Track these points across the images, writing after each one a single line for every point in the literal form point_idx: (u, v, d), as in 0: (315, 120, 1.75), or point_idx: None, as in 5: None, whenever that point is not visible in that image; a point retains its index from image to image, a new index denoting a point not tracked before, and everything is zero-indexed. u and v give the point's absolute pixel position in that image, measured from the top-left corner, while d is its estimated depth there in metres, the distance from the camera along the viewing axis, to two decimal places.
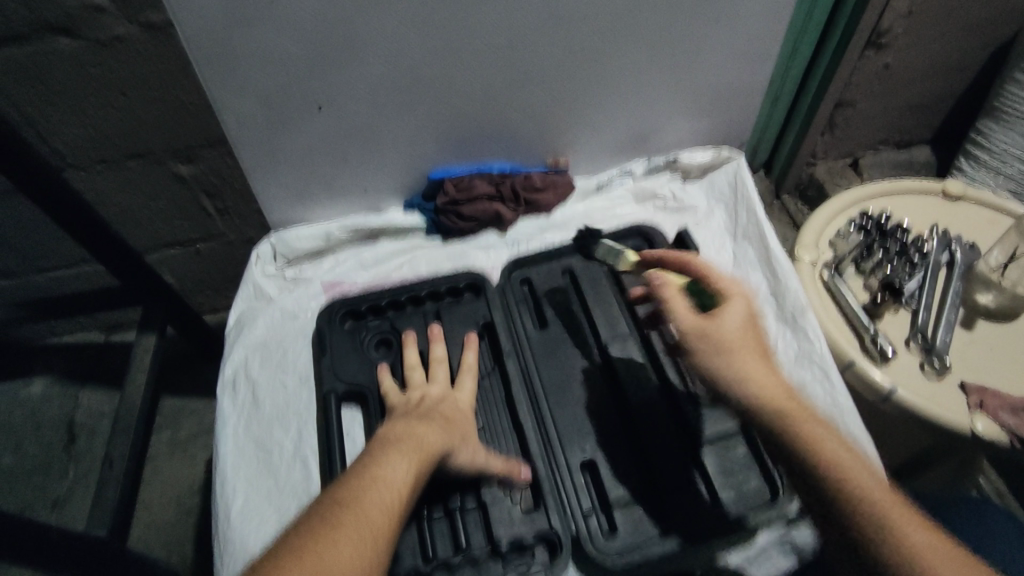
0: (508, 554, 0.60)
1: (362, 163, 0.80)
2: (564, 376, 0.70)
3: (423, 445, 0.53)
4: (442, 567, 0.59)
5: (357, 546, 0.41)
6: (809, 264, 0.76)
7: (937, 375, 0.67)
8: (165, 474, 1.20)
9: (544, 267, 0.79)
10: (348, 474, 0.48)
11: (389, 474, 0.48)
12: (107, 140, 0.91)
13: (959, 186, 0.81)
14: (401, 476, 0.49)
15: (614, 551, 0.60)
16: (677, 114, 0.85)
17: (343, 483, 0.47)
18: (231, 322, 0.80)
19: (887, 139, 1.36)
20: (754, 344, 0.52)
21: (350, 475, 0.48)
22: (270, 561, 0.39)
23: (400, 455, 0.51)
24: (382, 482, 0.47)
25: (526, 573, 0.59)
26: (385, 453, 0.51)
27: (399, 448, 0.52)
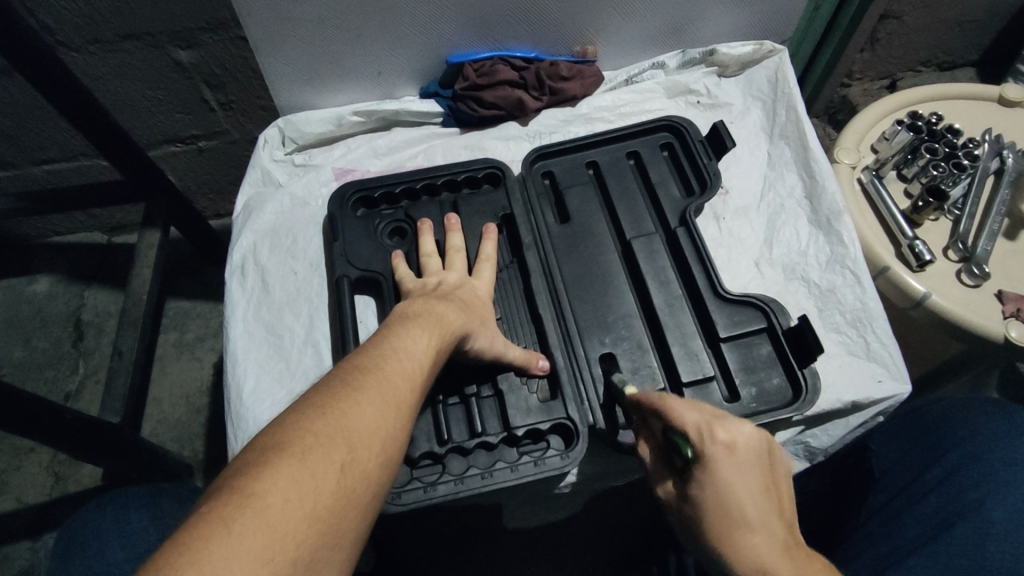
0: (523, 441, 0.60)
1: (378, 42, 0.75)
2: (585, 268, 0.68)
3: (443, 324, 0.52)
4: (456, 450, 0.59)
5: (381, 406, 0.40)
6: (849, 167, 0.72)
7: (974, 282, 0.64)
8: (174, 373, 1.20)
9: (564, 158, 0.75)
10: (369, 343, 0.46)
11: (410, 346, 0.47)
12: (101, 18, 0.85)
13: (1017, 92, 0.76)
14: (422, 350, 0.47)
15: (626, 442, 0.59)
16: (717, 6, 0.78)
17: (365, 352, 0.45)
18: (239, 208, 0.77)
19: (930, 60, 1.28)
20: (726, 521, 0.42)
21: (370, 345, 0.46)
22: (291, 412, 0.38)
23: (421, 330, 0.49)
24: (404, 353, 0.46)
25: (542, 459, 0.58)
26: (406, 326, 0.49)
27: (420, 324, 0.50)
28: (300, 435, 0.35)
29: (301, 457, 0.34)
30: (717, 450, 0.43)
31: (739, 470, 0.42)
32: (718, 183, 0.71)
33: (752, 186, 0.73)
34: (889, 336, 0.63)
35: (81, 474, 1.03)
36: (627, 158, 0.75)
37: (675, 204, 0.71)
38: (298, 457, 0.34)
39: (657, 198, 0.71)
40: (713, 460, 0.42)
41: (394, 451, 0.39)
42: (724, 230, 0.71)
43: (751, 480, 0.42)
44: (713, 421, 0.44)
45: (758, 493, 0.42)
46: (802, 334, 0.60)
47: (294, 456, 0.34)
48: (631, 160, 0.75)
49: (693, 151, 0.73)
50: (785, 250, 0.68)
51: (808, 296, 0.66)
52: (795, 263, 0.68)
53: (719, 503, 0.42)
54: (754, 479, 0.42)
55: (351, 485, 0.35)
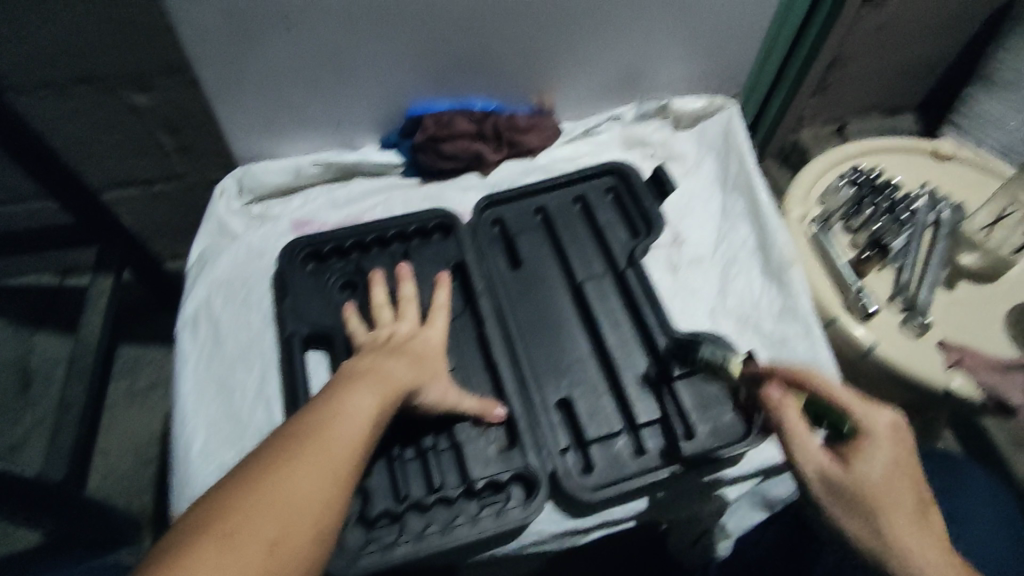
0: (484, 493, 0.59)
1: (337, 93, 0.75)
2: (538, 315, 0.69)
3: (388, 381, 0.51)
4: (415, 507, 0.58)
5: (314, 477, 0.39)
6: (798, 218, 0.75)
7: (917, 333, 0.67)
8: (125, 422, 1.16)
9: (514, 205, 0.76)
10: (309, 407, 0.45)
11: (352, 408, 0.46)
12: (52, 64, 0.83)
13: (949, 146, 0.80)
14: (365, 411, 0.46)
15: (587, 488, 0.59)
16: (670, 60, 0.82)
17: (303, 417, 0.44)
18: (192, 259, 0.75)
19: (875, 105, 1.35)
20: (896, 500, 0.44)
21: (311, 409, 0.45)
22: (220, 489, 0.37)
23: (365, 390, 0.48)
24: (345, 416, 0.45)
25: (503, 510, 0.57)
26: (350, 385, 0.48)
27: (363, 383, 0.49)
28: (225, 515, 0.35)
29: (221, 542, 0.33)
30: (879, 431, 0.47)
31: (888, 446, 0.46)
32: (660, 224, 0.73)
33: (707, 238, 0.75)
34: (837, 377, 0.64)
35: (19, 535, 0.97)
36: (574, 201, 0.77)
37: (623, 244, 0.73)
38: (220, 541, 0.33)
39: (606, 241, 0.73)
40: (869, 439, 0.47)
41: (330, 521, 0.39)
42: (679, 279, 0.72)
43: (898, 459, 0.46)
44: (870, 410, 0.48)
45: (903, 472, 0.45)
46: None
47: (216, 540, 0.33)
48: (578, 203, 0.77)
49: (637, 194, 0.76)
50: (739, 301, 0.70)
51: (760, 346, 0.67)
52: (748, 313, 0.69)
53: (886, 482, 0.45)
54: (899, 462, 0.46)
55: (280, 563, 0.34)
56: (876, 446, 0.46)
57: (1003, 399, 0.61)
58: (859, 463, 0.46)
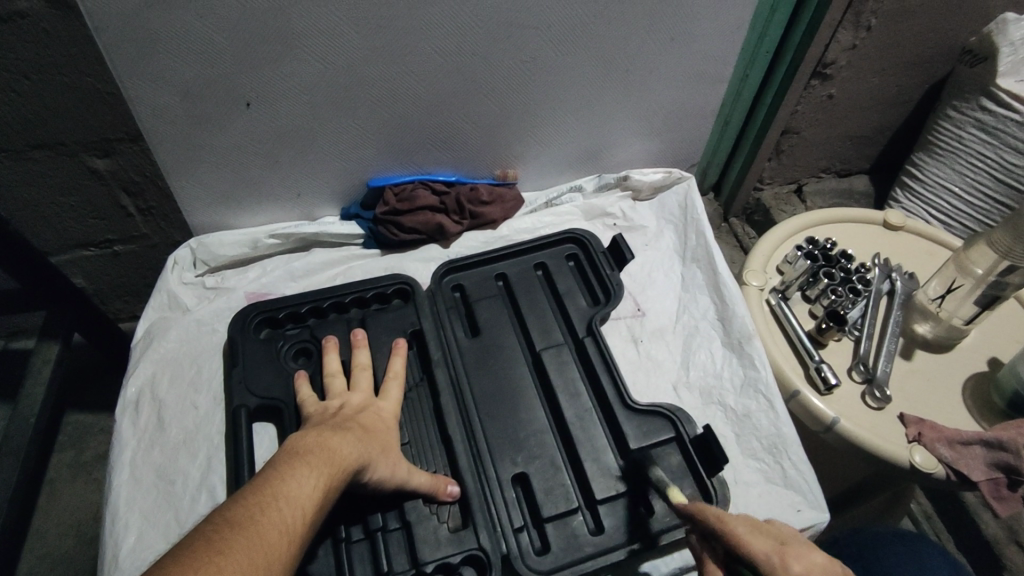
0: None
1: (299, 167, 0.75)
2: (496, 387, 0.67)
3: (334, 459, 0.48)
4: None
5: (251, 562, 0.35)
6: (757, 288, 0.76)
7: (877, 405, 0.67)
8: (65, 498, 1.08)
9: (474, 272, 0.76)
10: (246, 490, 0.42)
11: (293, 491, 0.43)
12: (8, 128, 0.78)
13: (898, 217, 0.83)
14: (306, 496, 0.43)
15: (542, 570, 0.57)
16: (629, 134, 0.84)
17: (239, 500, 0.40)
18: (138, 334, 0.72)
19: (829, 168, 1.39)
20: None
21: (249, 492, 0.42)
22: None
23: (308, 472, 0.45)
24: (284, 501, 0.41)
25: None
26: (292, 465, 0.45)
27: (307, 463, 0.46)
28: None
29: None
30: None
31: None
32: (620, 292, 0.73)
33: (667, 308, 0.76)
34: (799, 450, 0.64)
35: None
36: (535, 270, 0.76)
37: (581, 313, 0.72)
38: None
39: (566, 312, 0.72)
40: None
41: None
42: (641, 352, 0.72)
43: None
44: (785, 550, 0.41)
45: None
46: (706, 444, 0.61)
47: None
48: (539, 271, 0.76)
49: (597, 262, 0.76)
50: (700, 373, 0.70)
51: (724, 421, 0.67)
52: (711, 386, 0.69)
53: None
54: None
55: None
56: None
57: (964, 477, 0.61)
58: None
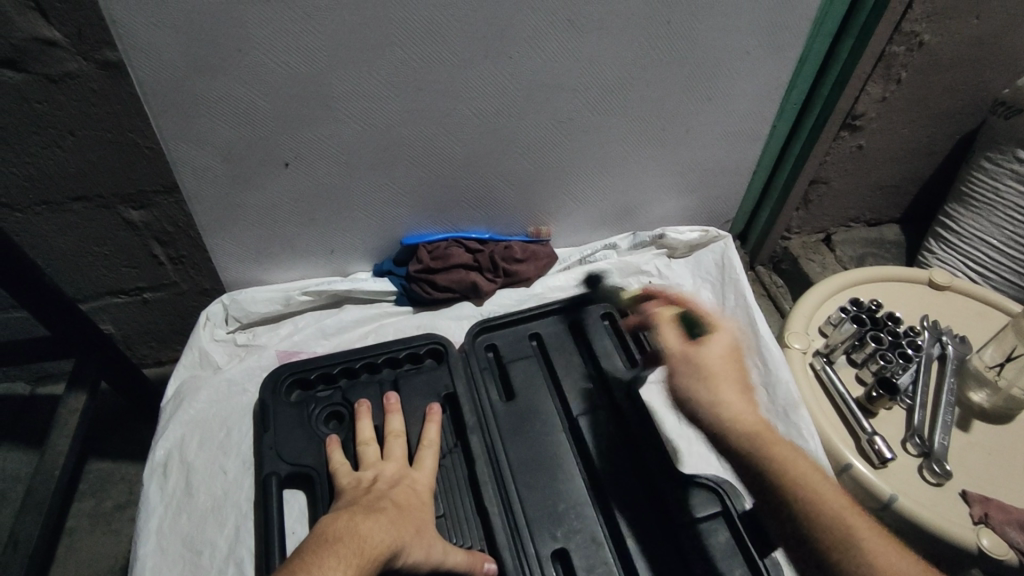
0: None
1: (333, 225, 0.75)
2: (532, 453, 0.65)
3: (365, 549, 0.46)
4: None
5: None
6: (800, 351, 0.73)
7: (936, 480, 0.63)
8: (83, 549, 1.05)
9: (508, 332, 0.74)
10: None
11: None
12: (51, 181, 0.80)
13: (944, 276, 0.81)
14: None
15: None
16: (664, 192, 0.83)
17: None
18: (168, 394, 0.70)
19: (858, 217, 1.36)
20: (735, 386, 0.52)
21: None
22: None
23: (336, 563, 0.43)
24: None
25: None
26: (320, 558, 0.44)
27: (335, 554, 0.45)
28: None
29: None
30: (722, 331, 0.56)
31: (732, 339, 0.55)
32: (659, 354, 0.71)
33: None
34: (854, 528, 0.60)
35: None
36: (571, 329, 0.75)
37: (619, 376, 0.70)
38: None
39: (604, 374, 0.70)
40: (720, 335, 0.55)
41: None
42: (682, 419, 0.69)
43: (735, 351, 0.54)
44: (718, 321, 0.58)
45: (743, 366, 0.54)
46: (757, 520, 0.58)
47: None
48: (574, 330, 0.75)
49: (634, 323, 0.74)
50: None
51: None
52: None
53: (725, 365, 0.53)
54: (737, 355, 0.54)
55: None
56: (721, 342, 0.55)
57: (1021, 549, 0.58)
58: (713, 352, 0.54)
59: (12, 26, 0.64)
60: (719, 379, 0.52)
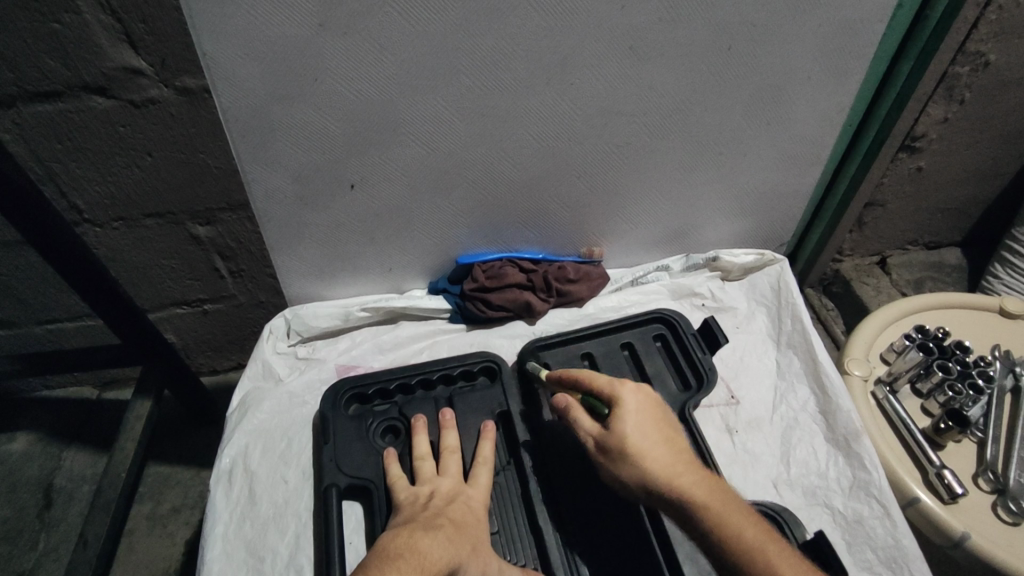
0: None
1: (392, 243, 0.77)
2: (584, 474, 0.64)
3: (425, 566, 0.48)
4: None
5: None
6: (861, 379, 0.71)
7: (1013, 519, 0.60)
8: (142, 549, 1.10)
9: (560, 351, 0.75)
10: None
11: None
12: (128, 198, 0.85)
13: (1017, 304, 0.77)
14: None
15: None
16: (718, 214, 0.83)
17: None
18: (233, 402, 0.73)
19: (916, 240, 1.32)
20: (655, 458, 0.53)
21: None
22: None
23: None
24: None
25: None
26: None
27: None
28: None
29: None
30: (626, 392, 0.58)
31: (635, 404, 0.56)
32: (714, 377, 0.71)
33: (764, 397, 0.72)
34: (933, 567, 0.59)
35: None
36: (622, 349, 0.75)
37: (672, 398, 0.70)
38: None
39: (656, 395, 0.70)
40: (622, 401, 0.57)
41: None
42: (738, 445, 0.68)
43: (643, 414, 0.56)
44: (616, 383, 0.59)
45: (652, 426, 0.55)
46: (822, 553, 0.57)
47: None
48: (625, 350, 0.75)
49: (687, 344, 0.74)
50: (803, 470, 0.65)
51: (834, 528, 0.61)
52: (816, 487, 0.64)
53: (639, 432, 0.54)
54: (647, 419, 0.56)
55: None
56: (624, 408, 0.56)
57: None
58: (620, 420, 0.55)
59: (104, 56, 0.69)
60: (638, 449, 0.53)
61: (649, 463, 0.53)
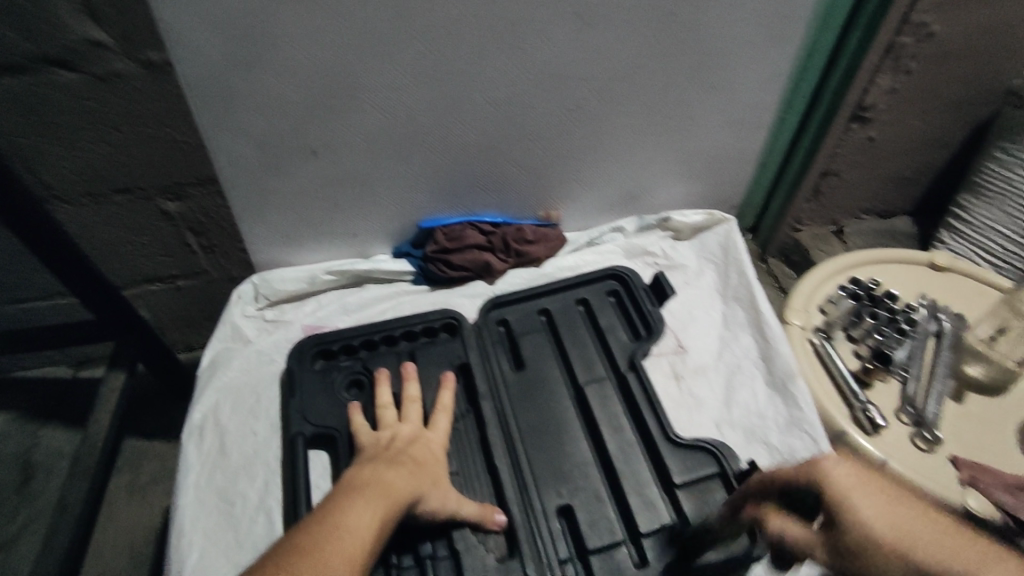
0: None
1: (356, 209, 0.80)
2: (542, 423, 0.69)
3: (390, 492, 0.52)
4: None
5: None
6: (799, 327, 0.76)
7: (928, 447, 0.66)
8: (122, 518, 1.12)
9: (518, 308, 0.78)
10: (311, 521, 0.46)
11: (352, 520, 0.46)
12: (96, 173, 0.86)
13: (945, 258, 0.83)
14: (363, 526, 0.46)
15: None
16: (670, 178, 0.87)
17: (307, 528, 0.45)
18: (204, 362, 0.76)
19: (869, 208, 1.35)
20: (938, 544, 0.33)
21: (313, 519, 0.46)
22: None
23: (365, 504, 0.49)
24: (344, 529, 0.45)
25: None
26: (350, 499, 0.49)
27: (364, 494, 0.50)
28: None
29: None
30: (831, 470, 0.38)
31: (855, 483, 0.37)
32: (662, 327, 0.75)
33: (709, 347, 0.76)
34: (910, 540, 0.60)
35: None
36: (578, 305, 0.79)
37: (623, 348, 0.74)
38: None
39: (609, 346, 0.74)
40: (833, 483, 0.37)
41: None
42: (684, 390, 0.72)
43: (868, 488, 0.36)
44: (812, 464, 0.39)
45: (892, 504, 0.35)
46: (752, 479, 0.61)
47: None
48: (581, 306, 0.79)
49: (638, 299, 0.78)
50: (744, 411, 0.70)
51: (769, 460, 0.66)
52: (755, 425, 0.69)
53: (884, 517, 0.35)
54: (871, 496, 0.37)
55: None
56: (842, 491, 0.37)
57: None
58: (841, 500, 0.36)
59: (65, 28, 0.70)
60: (901, 534, 0.34)
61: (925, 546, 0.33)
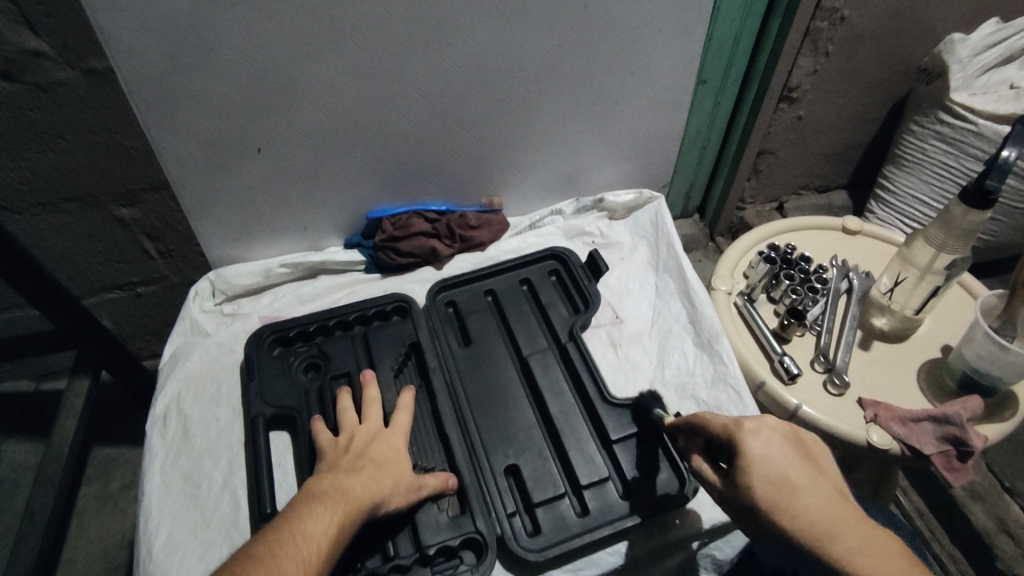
0: (436, 560, 0.61)
1: (305, 205, 0.84)
2: (489, 394, 0.73)
3: (351, 499, 0.54)
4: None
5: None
6: (724, 292, 0.82)
7: (837, 391, 0.73)
8: (94, 526, 1.14)
9: (464, 289, 0.83)
10: (271, 527, 0.49)
11: (310, 528, 0.50)
12: (46, 182, 0.88)
13: (856, 223, 0.90)
14: (321, 531, 0.50)
15: (533, 548, 0.62)
16: (602, 160, 0.93)
17: (265, 536, 0.48)
18: (165, 356, 0.79)
19: (808, 184, 1.41)
20: (815, 500, 0.44)
21: (278, 524, 0.50)
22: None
23: (323, 511, 0.52)
24: (301, 535, 0.49)
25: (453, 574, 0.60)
26: (310, 507, 0.52)
27: (322, 503, 0.53)
28: None
29: None
30: (748, 434, 0.47)
31: (766, 445, 0.47)
32: (598, 299, 0.81)
33: (643, 315, 0.83)
34: None
35: None
36: (521, 285, 0.84)
37: (563, 321, 0.79)
38: None
39: (550, 319, 0.80)
40: (744, 444, 0.47)
41: None
42: (620, 355, 0.78)
43: (776, 454, 0.46)
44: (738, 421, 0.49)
45: (785, 467, 0.46)
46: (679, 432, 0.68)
47: None
48: (524, 285, 0.84)
49: (576, 275, 0.84)
50: (675, 371, 0.76)
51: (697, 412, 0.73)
52: (685, 382, 0.75)
53: (772, 475, 0.45)
54: (786, 466, 0.46)
55: None
56: (747, 452, 0.47)
57: (963, 442, 0.65)
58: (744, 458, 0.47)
59: (4, 40, 0.72)
60: (779, 493, 0.45)
61: (794, 502, 0.44)
